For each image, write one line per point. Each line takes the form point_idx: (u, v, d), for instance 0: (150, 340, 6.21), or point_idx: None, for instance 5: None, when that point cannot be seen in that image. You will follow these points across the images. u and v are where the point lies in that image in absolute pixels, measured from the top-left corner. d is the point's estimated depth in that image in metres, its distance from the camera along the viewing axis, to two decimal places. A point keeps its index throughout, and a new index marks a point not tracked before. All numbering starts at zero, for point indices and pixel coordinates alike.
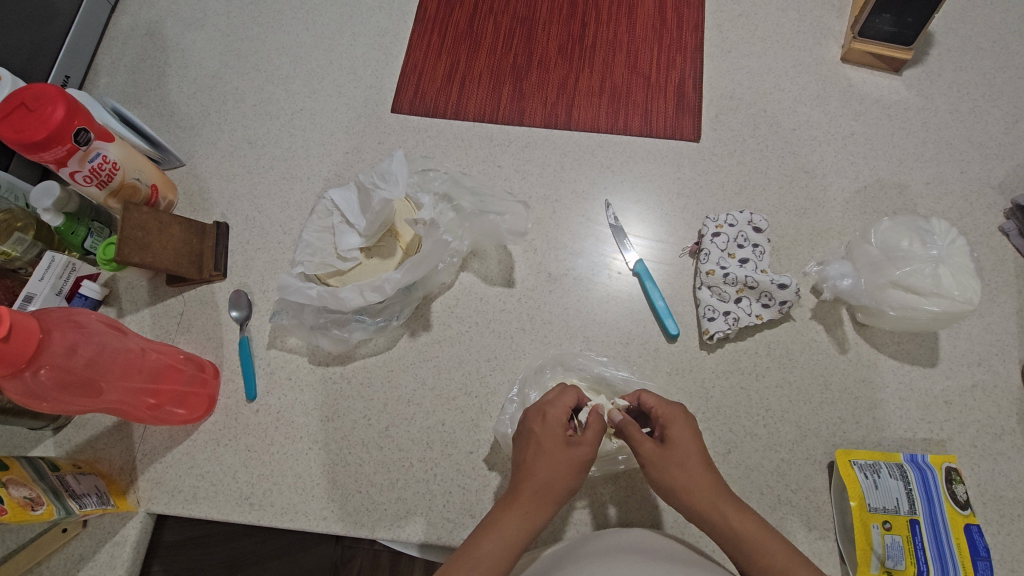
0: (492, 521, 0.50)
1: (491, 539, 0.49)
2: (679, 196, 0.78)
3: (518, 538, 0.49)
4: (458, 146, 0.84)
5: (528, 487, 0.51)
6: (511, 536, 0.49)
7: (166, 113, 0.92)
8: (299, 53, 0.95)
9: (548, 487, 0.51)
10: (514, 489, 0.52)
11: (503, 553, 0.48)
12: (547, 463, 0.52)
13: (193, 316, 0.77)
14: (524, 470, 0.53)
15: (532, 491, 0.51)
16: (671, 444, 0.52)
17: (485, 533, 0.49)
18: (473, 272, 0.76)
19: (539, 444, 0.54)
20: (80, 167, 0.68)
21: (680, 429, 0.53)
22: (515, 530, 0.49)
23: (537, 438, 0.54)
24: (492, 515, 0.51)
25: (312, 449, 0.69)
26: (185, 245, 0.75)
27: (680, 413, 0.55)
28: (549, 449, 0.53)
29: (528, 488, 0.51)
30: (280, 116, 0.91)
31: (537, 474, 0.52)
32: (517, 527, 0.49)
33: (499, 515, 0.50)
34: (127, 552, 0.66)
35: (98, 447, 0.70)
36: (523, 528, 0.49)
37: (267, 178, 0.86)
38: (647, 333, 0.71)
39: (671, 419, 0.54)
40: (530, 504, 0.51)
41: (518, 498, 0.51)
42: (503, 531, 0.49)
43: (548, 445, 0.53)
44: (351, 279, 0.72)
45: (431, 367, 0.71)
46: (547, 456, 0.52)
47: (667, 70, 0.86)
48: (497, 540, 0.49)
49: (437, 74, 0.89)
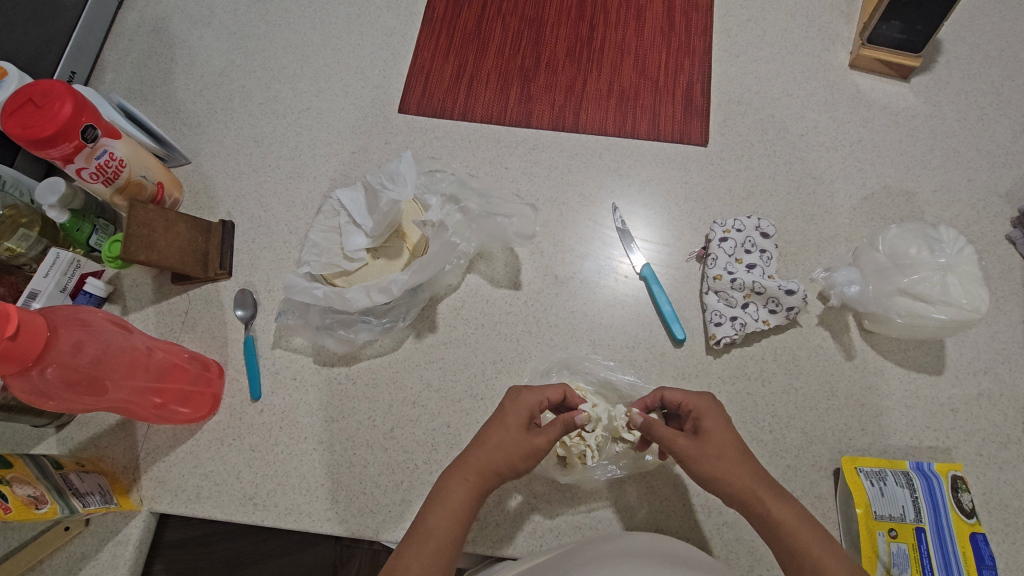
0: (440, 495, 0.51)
1: (441, 514, 0.49)
2: (687, 200, 0.78)
3: (464, 510, 0.50)
4: (465, 148, 0.84)
5: (476, 462, 0.52)
6: (457, 510, 0.50)
7: (172, 111, 0.92)
8: (306, 52, 0.95)
9: (496, 466, 0.52)
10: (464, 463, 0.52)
11: (449, 529, 0.49)
12: (501, 445, 0.53)
13: (198, 314, 0.77)
14: (475, 444, 0.53)
15: (484, 468, 0.52)
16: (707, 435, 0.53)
17: (434, 508, 0.50)
18: (479, 273, 0.76)
19: (495, 425, 0.54)
20: (87, 164, 0.68)
21: (716, 423, 0.54)
22: (462, 501, 0.50)
23: (501, 419, 0.54)
24: (439, 487, 0.51)
25: (316, 449, 0.69)
26: (190, 243, 0.75)
27: (712, 404, 0.55)
28: (510, 429, 0.53)
29: (481, 464, 0.52)
30: (287, 115, 0.90)
31: (488, 450, 0.52)
32: (462, 497, 0.50)
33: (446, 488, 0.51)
34: (129, 551, 0.66)
35: (102, 445, 0.70)
36: (469, 500, 0.51)
37: (273, 176, 0.86)
38: (653, 337, 0.71)
39: (703, 413, 0.55)
40: (477, 480, 0.51)
41: (469, 474, 0.52)
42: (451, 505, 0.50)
43: (508, 425, 0.54)
44: (357, 279, 0.72)
45: (436, 369, 0.71)
46: (503, 438, 0.53)
47: (675, 73, 0.86)
48: (445, 516, 0.49)
49: (444, 75, 0.89)
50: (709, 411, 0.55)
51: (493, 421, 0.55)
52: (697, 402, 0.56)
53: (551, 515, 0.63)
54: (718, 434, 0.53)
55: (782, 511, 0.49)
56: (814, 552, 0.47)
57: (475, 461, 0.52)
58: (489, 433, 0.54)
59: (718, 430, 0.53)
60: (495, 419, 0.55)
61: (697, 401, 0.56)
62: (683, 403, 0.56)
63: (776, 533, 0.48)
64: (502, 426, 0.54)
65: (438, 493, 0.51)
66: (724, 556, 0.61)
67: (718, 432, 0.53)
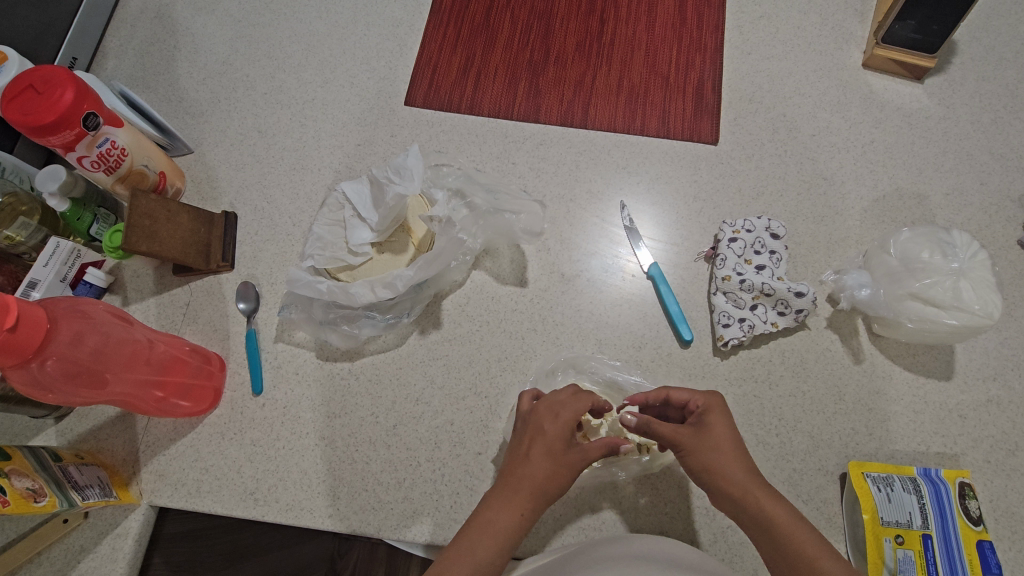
0: (488, 521, 0.49)
1: (490, 542, 0.48)
2: (696, 199, 0.77)
3: (509, 537, 0.49)
4: (472, 142, 0.83)
5: (525, 485, 0.50)
6: (505, 536, 0.49)
7: (175, 99, 0.91)
8: (311, 41, 0.94)
9: (542, 488, 0.51)
10: (511, 488, 0.51)
11: (498, 553, 0.48)
12: (547, 467, 0.51)
13: (199, 307, 0.76)
14: (521, 465, 0.52)
15: (532, 493, 0.50)
16: (707, 431, 0.52)
17: (483, 536, 0.48)
18: (485, 270, 0.75)
19: (541, 450, 0.52)
20: (88, 152, 0.67)
21: (718, 418, 0.53)
22: (508, 528, 0.49)
23: (543, 439, 0.52)
24: (488, 514, 0.50)
25: (317, 445, 0.68)
26: (192, 234, 0.74)
27: (718, 403, 0.54)
28: (553, 453, 0.52)
29: (529, 490, 0.50)
30: (291, 105, 0.89)
31: (536, 474, 0.51)
32: (511, 527, 0.49)
33: (495, 514, 0.49)
34: (128, 544, 0.66)
35: (101, 437, 0.69)
36: (518, 527, 0.49)
37: (277, 168, 0.85)
38: (659, 337, 0.70)
39: (707, 409, 0.54)
40: (526, 506, 0.50)
41: (516, 500, 0.50)
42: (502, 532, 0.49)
43: (552, 446, 0.52)
44: (362, 274, 0.71)
45: (440, 365, 0.70)
46: (547, 460, 0.51)
47: (686, 70, 0.85)
48: (495, 544, 0.48)
49: (452, 67, 0.88)
50: (712, 407, 0.54)
51: (533, 436, 0.53)
52: (702, 398, 0.55)
53: (556, 516, 0.63)
54: (721, 435, 0.52)
55: (777, 511, 0.48)
56: (812, 554, 0.45)
57: (522, 485, 0.51)
58: (532, 452, 0.52)
59: (720, 431, 0.52)
60: (534, 436, 0.53)
61: (703, 398, 0.55)
62: (688, 400, 0.56)
63: (764, 529, 0.48)
64: (546, 452, 0.52)
65: (483, 518, 0.49)
66: (727, 559, 0.61)
67: (720, 429, 0.52)
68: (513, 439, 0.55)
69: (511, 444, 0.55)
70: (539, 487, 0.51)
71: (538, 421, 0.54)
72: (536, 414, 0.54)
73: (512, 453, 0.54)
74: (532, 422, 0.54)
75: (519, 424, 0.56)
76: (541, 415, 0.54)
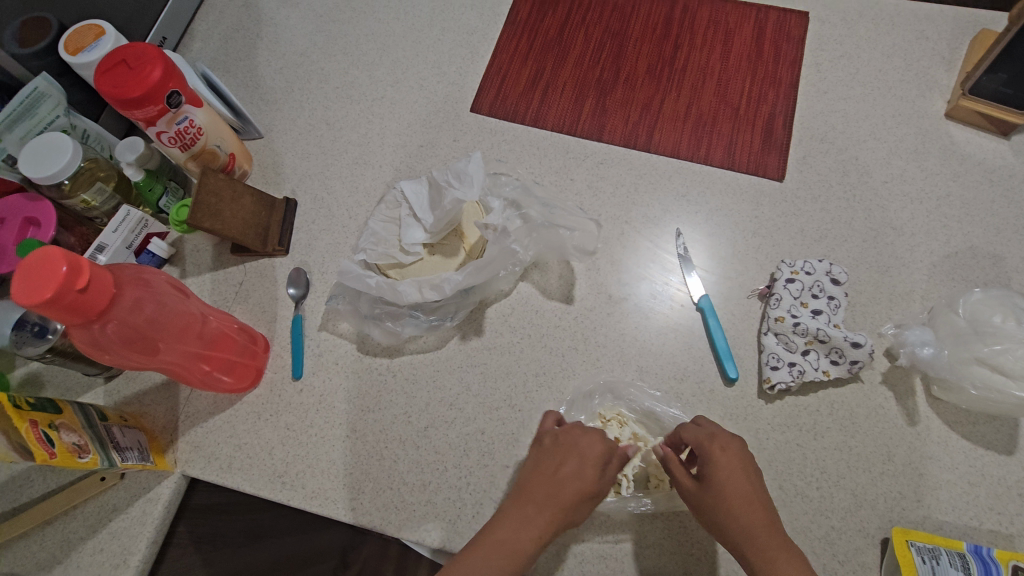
0: (501, 539, 0.47)
1: (498, 562, 0.46)
2: (755, 234, 0.75)
3: (522, 561, 0.47)
4: (533, 154, 0.84)
5: (546, 505, 0.49)
6: (515, 556, 0.47)
7: (252, 85, 0.95)
8: (387, 41, 0.96)
9: (561, 513, 0.49)
10: (533, 505, 0.49)
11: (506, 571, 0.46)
12: (572, 492, 0.50)
13: (251, 287, 0.78)
14: (542, 481, 0.51)
15: (552, 515, 0.49)
16: (717, 488, 0.51)
17: (494, 556, 0.46)
18: (532, 282, 0.75)
19: (569, 471, 0.51)
20: (167, 128, 0.70)
21: (730, 471, 0.51)
22: (522, 550, 0.47)
23: (571, 461, 0.51)
24: (503, 535, 0.48)
25: (348, 437, 0.68)
26: (253, 216, 0.77)
27: (733, 453, 0.52)
28: (576, 477, 0.50)
29: (550, 509, 0.49)
30: (360, 101, 0.92)
31: (558, 497, 0.50)
32: (526, 551, 0.47)
33: (511, 534, 0.48)
34: (158, 510, 0.67)
35: (146, 401, 0.72)
36: (533, 549, 0.47)
37: (340, 160, 0.87)
38: (703, 372, 0.68)
39: (716, 458, 0.52)
40: (544, 529, 0.48)
41: (533, 520, 0.49)
42: (514, 543, 0.47)
43: (575, 470, 0.51)
44: (411, 273, 0.72)
45: (477, 372, 0.70)
46: (573, 485, 0.50)
47: (757, 103, 0.83)
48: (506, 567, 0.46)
49: (521, 78, 0.89)
50: (729, 457, 0.52)
51: (562, 453, 0.52)
52: (708, 439, 0.54)
53: (578, 540, 0.61)
54: (732, 482, 0.51)
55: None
56: None
57: (540, 502, 0.49)
58: (561, 473, 0.51)
59: (727, 476, 0.51)
60: (563, 455, 0.52)
61: (714, 444, 0.53)
62: (699, 441, 0.54)
63: None
64: (569, 475, 0.51)
65: (497, 535, 0.48)
66: None
67: (732, 484, 0.50)
68: (537, 453, 0.54)
69: (532, 458, 0.54)
70: (563, 513, 0.49)
71: (576, 441, 0.53)
72: (570, 436, 0.53)
73: (537, 466, 0.52)
74: (564, 441, 0.53)
75: (547, 440, 0.54)
76: (576, 437, 0.53)
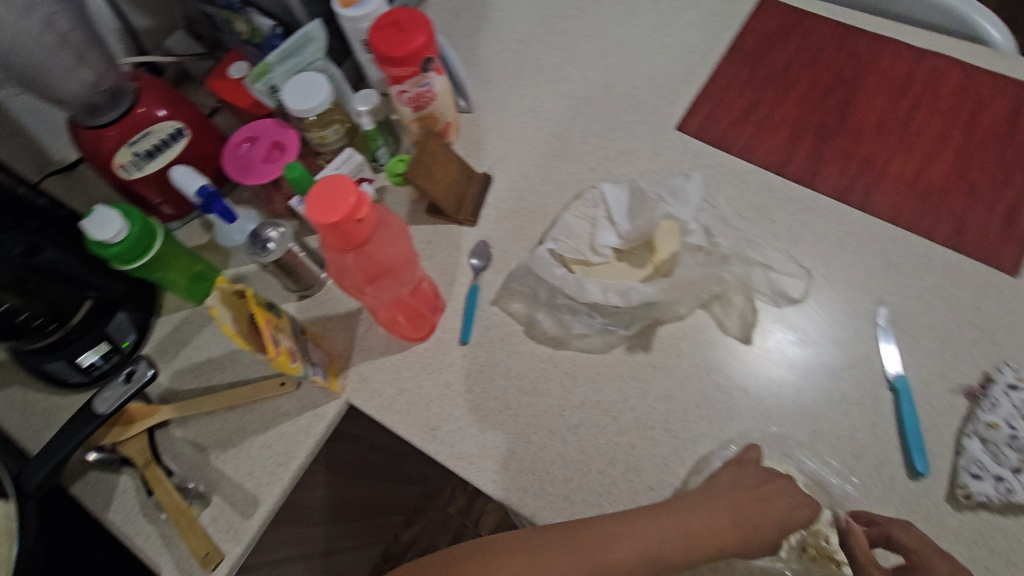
0: (681, 514, 0.53)
1: (673, 529, 0.51)
2: (971, 325, 0.68)
3: (694, 543, 0.52)
4: (734, 185, 0.81)
5: (738, 514, 0.55)
6: (686, 531, 0.52)
7: (471, 63, 1.00)
8: (605, 45, 0.98)
9: (749, 527, 0.55)
10: (726, 507, 0.56)
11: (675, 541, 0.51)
12: (769, 521, 0.56)
13: (437, 248, 0.83)
14: (745, 494, 0.57)
15: (742, 526, 0.55)
16: None
17: (671, 526, 0.52)
18: (710, 313, 0.73)
19: (775, 501, 0.57)
20: (411, 88, 0.78)
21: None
22: (698, 532, 0.52)
23: (778, 494, 0.58)
24: (688, 516, 0.53)
25: (501, 412, 0.71)
26: (455, 183, 0.83)
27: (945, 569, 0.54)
28: (775, 510, 0.57)
29: (742, 521, 0.55)
30: (569, 98, 0.94)
31: (756, 515, 0.56)
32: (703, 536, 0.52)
33: (691, 516, 0.53)
34: (321, 426, 0.74)
35: (328, 327, 0.79)
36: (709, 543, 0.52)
37: (540, 150, 0.90)
38: (883, 455, 0.63)
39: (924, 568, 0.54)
40: (730, 533, 0.54)
41: (720, 517, 0.55)
42: (693, 526, 0.52)
43: (780, 503, 0.57)
44: (594, 273, 0.74)
45: (637, 387, 0.70)
46: (773, 513, 0.56)
47: (1001, 184, 0.75)
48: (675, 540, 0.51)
49: (735, 107, 0.87)
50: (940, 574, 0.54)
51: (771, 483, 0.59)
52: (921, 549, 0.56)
53: None
54: None
55: None
56: None
57: (732, 508, 0.56)
58: (765, 500, 0.57)
59: None
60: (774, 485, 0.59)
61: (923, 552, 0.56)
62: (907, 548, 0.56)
63: None
64: (774, 506, 0.57)
65: (678, 513, 0.53)
66: None
67: None
68: (743, 476, 0.60)
69: (732, 475, 0.60)
70: (756, 538, 0.55)
71: (783, 486, 0.59)
72: (784, 475, 0.60)
73: (741, 487, 0.58)
74: (776, 477, 0.60)
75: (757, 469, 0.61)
76: (789, 480, 0.60)
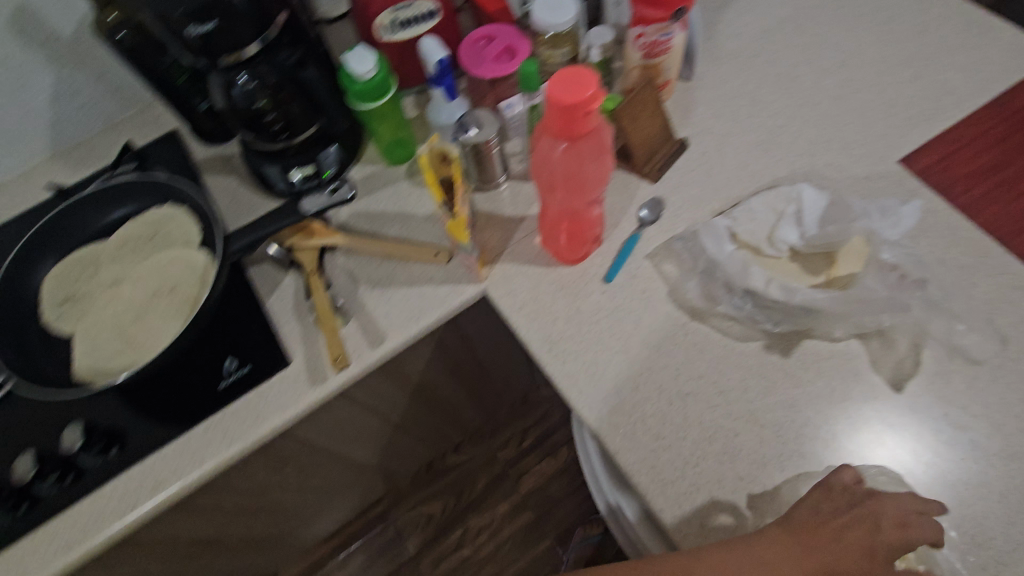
0: (752, 547, 0.55)
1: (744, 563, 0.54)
2: None
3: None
4: (945, 236, 0.75)
5: (813, 548, 0.54)
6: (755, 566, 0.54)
7: (706, 35, 0.99)
8: (852, 58, 0.93)
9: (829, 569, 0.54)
10: (800, 538, 0.55)
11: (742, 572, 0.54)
12: (855, 558, 0.54)
13: (612, 190, 0.86)
14: (822, 526, 0.55)
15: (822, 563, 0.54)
16: None
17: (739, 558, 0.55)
18: (866, 347, 0.69)
19: (861, 537, 0.55)
20: (652, 33, 0.82)
21: None
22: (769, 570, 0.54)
23: (865, 528, 0.55)
24: (759, 551, 0.55)
25: (620, 355, 0.73)
26: (653, 137, 0.84)
27: None
28: (858, 546, 0.54)
29: (819, 554, 0.54)
30: (794, 97, 0.91)
31: (834, 550, 0.54)
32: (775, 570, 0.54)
33: (762, 548, 0.55)
34: (456, 301, 0.80)
35: (492, 223, 0.86)
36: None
37: (745, 136, 0.88)
38: (1008, 554, 0.58)
39: None
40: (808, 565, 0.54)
41: (795, 552, 0.54)
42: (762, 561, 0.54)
43: (867, 541, 0.55)
44: (763, 262, 0.75)
45: (761, 386, 0.68)
46: (857, 550, 0.54)
47: None
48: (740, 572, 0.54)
49: (974, 161, 0.81)
50: None
51: (857, 513, 0.55)
52: None
53: None
54: None
55: None
56: None
57: (808, 539, 0.55)
58: (848, 533, 0.55)
59: None
60: (860, 521, 0.55)
61: None
62: None
63: None
64: (856, 540, 0.54)
65: (749, 547, 0.55)
66: None
67: None
68: (827, 500, 0.57)
69: (811, 501, 0.57)
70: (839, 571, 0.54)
71: (872, 511, 0.56)
72: (877, 503, 0.56)
73: (817, 517, 0.56)
74: (865, 507, 0.56)
75: (842, 491, 0.57)
76: (882, 512, 0.56)
